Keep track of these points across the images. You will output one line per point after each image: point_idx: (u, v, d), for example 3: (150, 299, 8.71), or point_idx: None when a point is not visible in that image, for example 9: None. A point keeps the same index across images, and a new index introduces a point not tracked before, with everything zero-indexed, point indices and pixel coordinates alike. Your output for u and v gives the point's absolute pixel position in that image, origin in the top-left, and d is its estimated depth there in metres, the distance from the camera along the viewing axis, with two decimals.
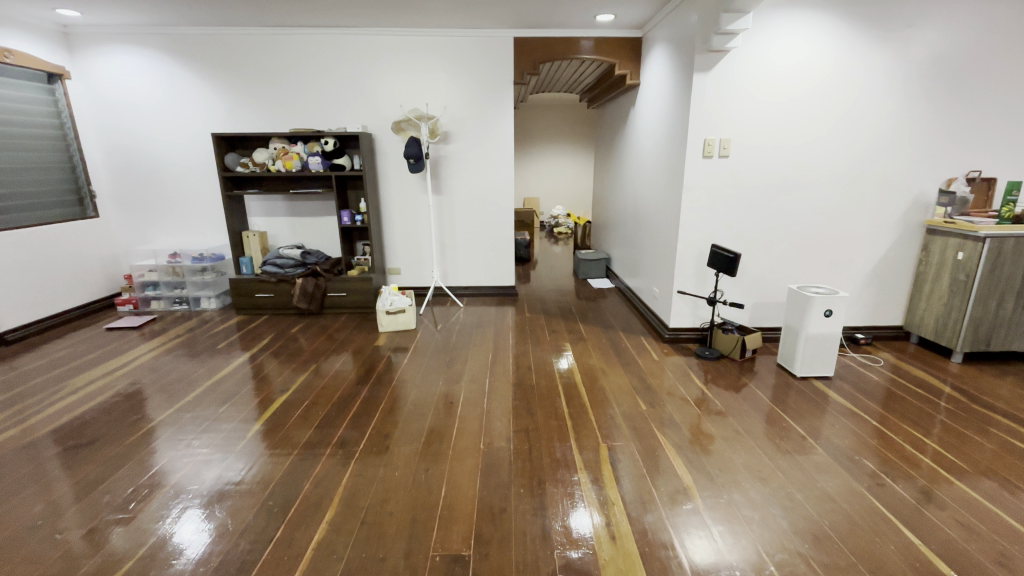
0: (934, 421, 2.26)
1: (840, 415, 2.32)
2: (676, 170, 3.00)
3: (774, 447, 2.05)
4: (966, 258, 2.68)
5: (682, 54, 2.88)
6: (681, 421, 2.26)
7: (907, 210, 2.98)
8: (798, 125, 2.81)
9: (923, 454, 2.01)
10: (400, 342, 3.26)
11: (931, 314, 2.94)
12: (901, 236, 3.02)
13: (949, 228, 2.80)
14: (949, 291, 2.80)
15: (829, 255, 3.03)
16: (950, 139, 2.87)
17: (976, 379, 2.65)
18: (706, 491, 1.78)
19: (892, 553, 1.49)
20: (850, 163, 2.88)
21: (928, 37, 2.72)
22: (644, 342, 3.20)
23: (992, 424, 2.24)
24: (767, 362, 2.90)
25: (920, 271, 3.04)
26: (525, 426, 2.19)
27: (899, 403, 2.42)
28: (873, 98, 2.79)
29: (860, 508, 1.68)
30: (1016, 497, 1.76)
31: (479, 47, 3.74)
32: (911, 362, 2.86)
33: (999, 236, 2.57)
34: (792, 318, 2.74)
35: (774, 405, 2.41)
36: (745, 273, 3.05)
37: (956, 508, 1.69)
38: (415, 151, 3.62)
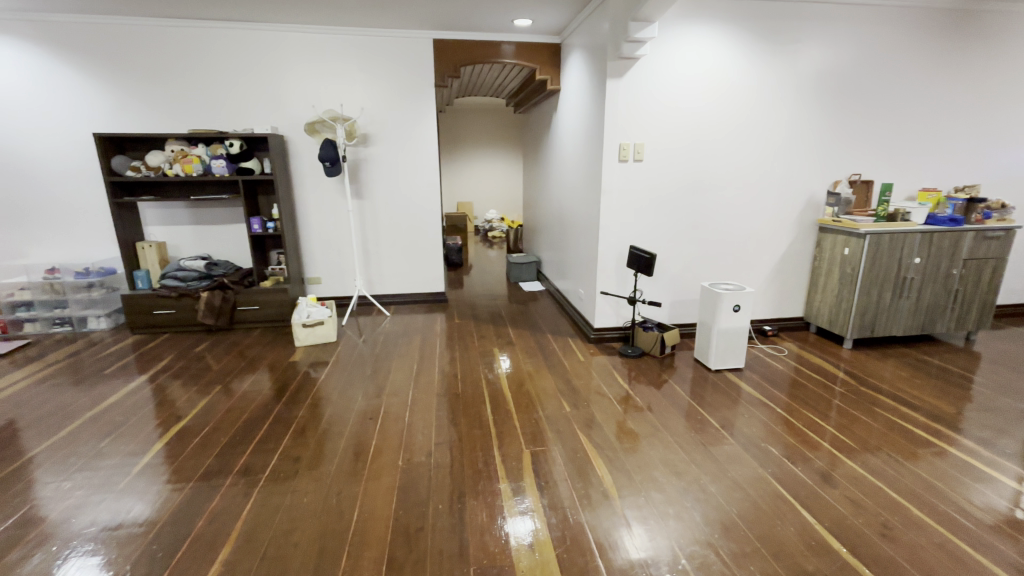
0: (830, 405, 2.45)
1: (750, 405, 2.46)
2: (595, 173, 3.06)
3: (689, 440, 2.13)
4: (851, 253, 2.96)
5: (596, 61, 2.96)
6: (604, 421, 2.29)
7: (802, 211, 3.24)
8: (703, 131, 2.97)
9: (821, 437, 2.16)
10: (319, 356, 3.08)
11: (825, 305, 3.21)
12: (799, 234, 3.28)
13: (836, 226, 3.07)
14: (839, 284, 3.07)
15: (738, 253, 3.22)
16: (836, 144, 3.15)
17: (864, 363, 2.92)
18: (625, 490, 1.80)
19: (791, 534, 1.57)
20: (753, 167, 3.09)
21: (813, 51, 2.96)
22: (571, 343, 3.24)
23: (877, 403, 2.47)
24: (685, 357, 3.02)
25: (815, 266, 3.31)
26: (449, 438, 2.12)
27: (800, 390, 2.61)
28: (770, 106, 3.01)
29: (765, 494, 1.77)
30: (896, 470, 1.93)
31: (397, 47, 3.63)
32: (810, 351, 3.10)
33: (877, 232, 2.86)
34: (705, 314, 2.88)
35: (692, 399, 2.51)
36: (662, 273, 3.17)
37: (847, 486, 1.82)
38: (331, 154, 3.44)
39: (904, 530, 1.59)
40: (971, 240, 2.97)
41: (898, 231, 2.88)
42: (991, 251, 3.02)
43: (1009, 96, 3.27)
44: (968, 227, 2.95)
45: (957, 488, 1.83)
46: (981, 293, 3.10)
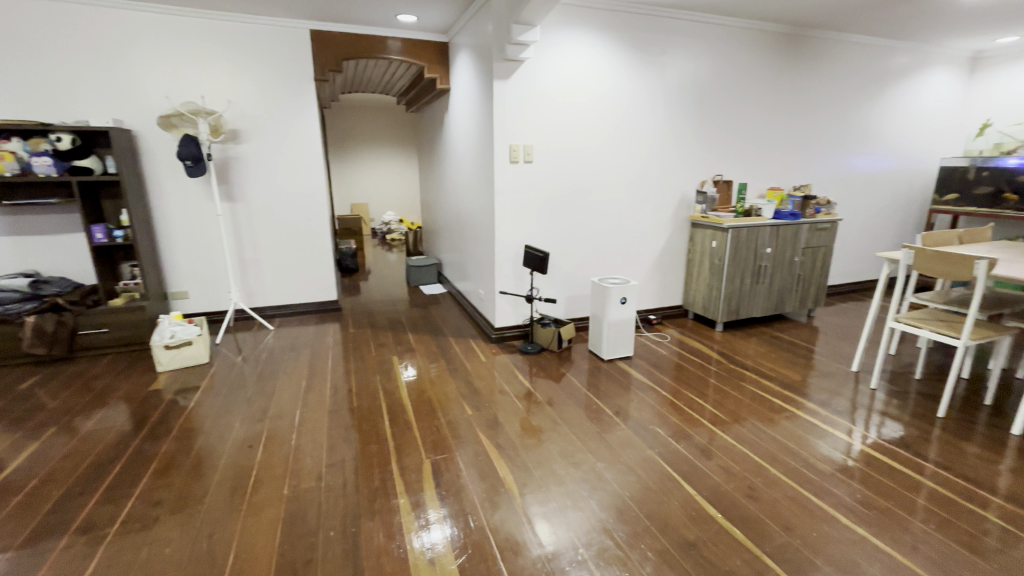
0: (706, 384, 2.71)
1: (639, 390, 2.63)
2: (487, 175, 3.07)
3: (586, 431, 2.22)
4: (718, 245, 3.30)
5: (482, 62, 2.96)
6: (505, 420, 2.30)
7: (677, 209, 3.55)
8: (587, 135, 3.12)
9: (699, 414, 2.38)
10: (189, 380, 2.71)
11: (699, 293, 3.56)
12: (674, 230, 3.59)
13: (705, 222, 3.41)
14: (710, 274, 3.42)
15: (623, 248, 3.45)
16: (701, 148, 3.50)
17: (733, 343, 3.28)
18: (525, 488, 1.82)
19: (676, 508, 1.70)
20: (632, 169, 3.32)
21: (678, 64, 3.25)
22: (472, 344, 3.22)
23: (744, 378, 2.78)
24: (582, 350, 3.16)
25: (689, 258, 3.65)
26: (342, 457, 1.98)
27: (682, 372, 2.85)
28: (644, 113, 3.25)
29: (653, 474, 1.90)
30: (759, 437, 2.19)
31: (268, 36, 3.32)
32: (689, 336, 3.41)
33: (737, 227, 3.23)
34: (597, 308, 3.02)
35: (588, 390, 2.63)
36: (557, 270, 3.28)
37: (721, 456, 2.02)
38: (193, 152, 3.05)
39: (765, 490, 1.80)
40: (808, 231, 3.48)
41: (753, 225, 3.28)
42: (823, 240, 3.57)
43: (829, 110, 3.88)
44: (805, 220, 3.46)
45: (805, 445, 2.12)
46: (817, 276, 3.65)
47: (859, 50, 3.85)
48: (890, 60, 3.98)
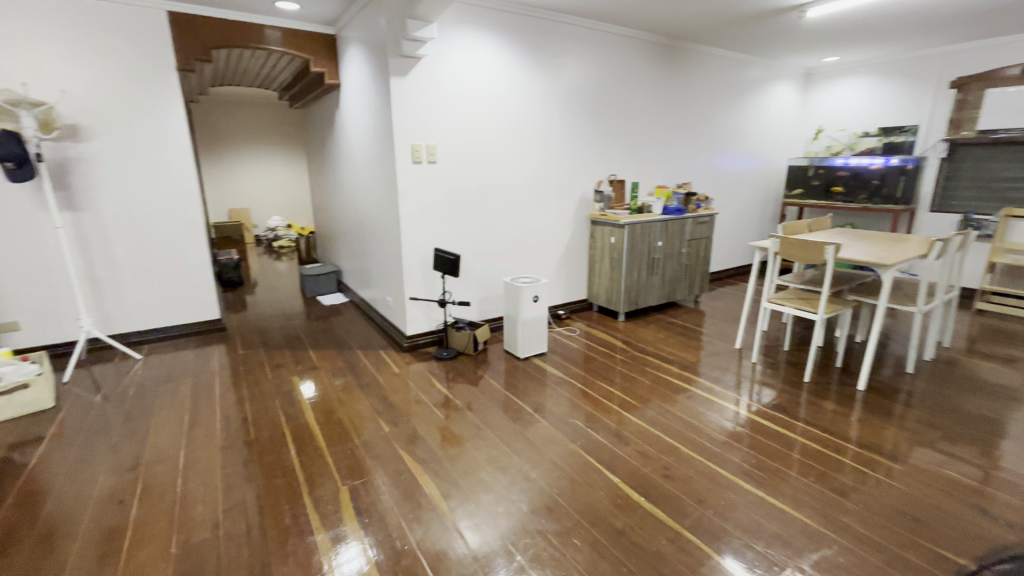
0: (616, 372, 2.86)
1: (555, 385, 2.69)
2: (388, 175, 2.93)
3: (510, 432, 2.21)
4: (617, 241, 3.51)
5: (376, 57, 2.81)
6: (426, 432, 2.21)
7: (577, 207, 3.70)
8: (489, 135, 3.12)
9: (612, 402, 2.50)
10: (29, 430, 2.21)
11: (602, 287, 3.75)
12: (576, 227, 3.74)
13: (604, 219, 3.61)
14: (611, 268, 3.62)
15: (530, 247, 3.51)
16: (596, 149, 3.68)
17: (635, 332, 3.51)
18: (454, 500, 1.76)
19: (602, 498, 1.76)
20: (534, 169, 3.39)
21: (571, 68, 3.39)
22: (383, 355, 3.06)
23: (648, 364, 2.98)
24: (497, 350, 3.16)
25: (591, 254, 3.83)
26: (243, 499, 1.75)
27: (593, 364, 2.98)
28: (543, 115, 3.33)
29: (577, 467, 1.95)
30: (667, 417, 2.36)
31: (112, 15, 2.82)
32: (596, 328, 3.58)
33: (632, 223, 3.45)
34: (510, 307, 3.04)
35: (507, 390, 2.62)
36: (467, 273, 3.24)
37: (636, 440, 2.14)
38: (15, 153, 2.49)
39: (678, 467, 1.94)
40: (691, 225, 3.84)
41: (646, 221, 3.54)
42: (703, 232, 3.96)
43: (701, 116, 4.32)
44: (688, 215, 3.81)
45: (705, 420, 2.33)
46: (700, 265, 4.05)
47: (722, 62, 4.33)
48: (746, 73, 4.54)
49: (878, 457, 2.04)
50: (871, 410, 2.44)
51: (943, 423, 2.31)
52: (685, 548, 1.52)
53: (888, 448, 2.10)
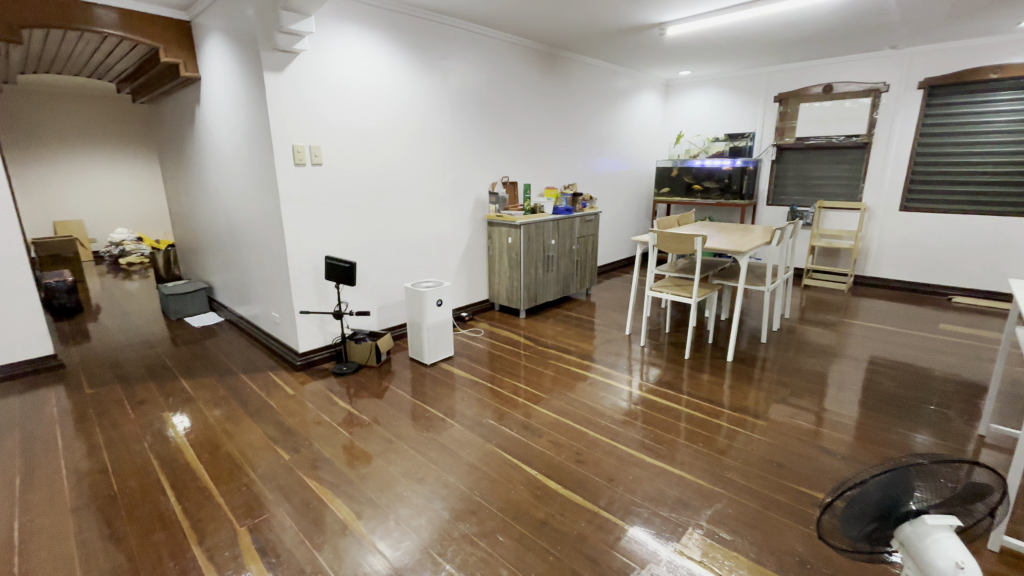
0: (522, 368, 2.94)
1: (464, 388, 2.69)
2: (267, 179, 2.67)
3: (424, 441, 2.16)
4: (514, 241, 3.61)
5: (245, 50, 2.55)
6: (333, 453, 2.06)
7: (473, 209, 3.74)
8: (378, 137, 3.01)
9: (522, 397, 2.57)
10: None
11: (503, 286, 3.83)
12: (473, 229, 3.77)
13: (500, 220, 3.68)
14: (510, 267, 3.71)
15: (428, 251, 3.46)
16: (487, 152, 3.75)
17: (536, 327, 3.64)
18: (372, 520, 1.67)
19: (522, 492, 1.80)
20: (428, 171, 3.34)
21: (458, 71, 3.40)
22: (273, 377, 2.79)
23: (551, 357, 3.12)
24: (401, 359, 3.06)
25: (490, 255, 3.89)
26: (111, 565, 1.47)
27: (500, 362, 3.03)
28: (433, 116, 3.30)
29: (495, 465, 1.97)
30: (573, 405, 2.48)
31: None
32: (499, 326, 3.64)
33: (527, 223, 3.58)
34: (413, 314, 2.97)
35: (415, 398, 2.55)
36: (363, 280, 3.08)
37: (548, 431, 2.23)
38: None
39: (588, 451, 2.06)
40: (580, 223, 4.09)
41: (539, 220, 3.69)
42: (590, 230, 4.24)
43: (581, 121, 4.63)
44: (577, 214, 4.05)
45: (606, 403, 2.50)
46: (590, 260, 4.33)
47: (596, 72, 4.68)
48: (616, 82, 4.96)
49: (747, 416, 2.38)
50: (738, 377, 2.83)
51: (790, 382, 2.76)
52: (602, 526, 1.62)
53: (754, 409, 2.46)
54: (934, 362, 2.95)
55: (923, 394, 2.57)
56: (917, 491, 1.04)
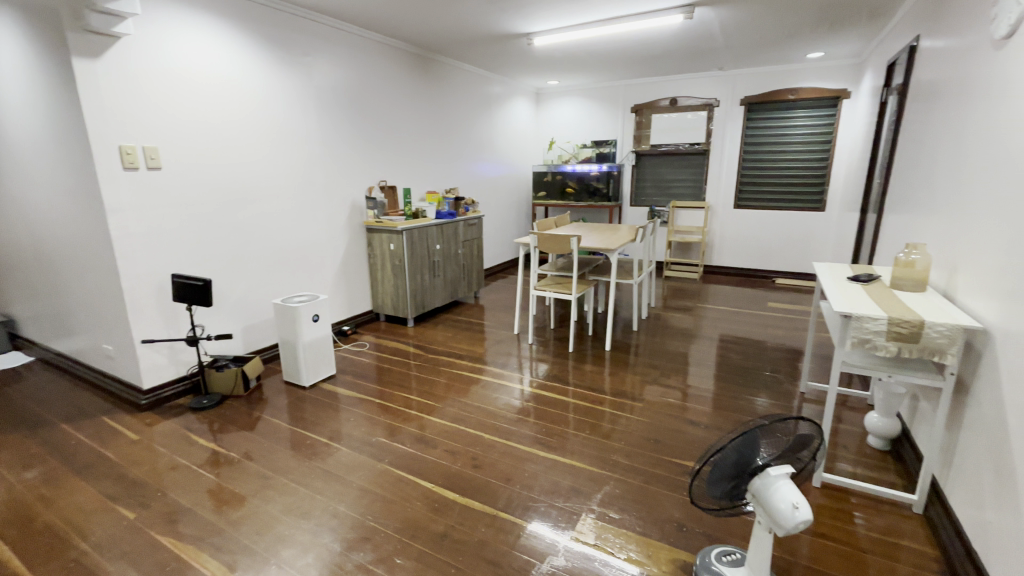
0: (412, 379, 2.84)
1: (350, 407, 2.51)
2: (86, 186, 2.22)
3: (307, 471, 1.97)
4: (396, 247, 3.49)
5: (43, 29, 2.09)
6: (195, 501, 1.78)
7: (349, 215, 3.53)
8: (231, 138, 2.68)
9: (414, 409, 2.48)
10: None
11: (387, 295, 3.67)
12: (350, 237, 3.56)
13: (380, 226, 3.53)
14: (393, 275, 3.58)
15: (299, 262, 3.18)
16: (361, 155, 3.56)
17: (425, 335, 3.56)
18: (249, 570, 1.47)
19: (419, 508, 1.74)
20: (294, 175, 3.08)
21: (323, 68, 3.18)
22: (109, 422, 2.32)
23: (442, 364, 3.07)
24: (275, 384, 2.76)
25: (371, 263, 3.70)
26: None
27: (388, 375, 2.89)
28: (296, 116, 3.04)
29: (389, 485, 1.87)
30: (467, 410, 2.47)
31: None
32: (385, 337, 3.49)
33: (410, 228, 3.48)
34: (286, 332, 2.70)
35: (295, 425, 2.32)
36: (222, 299, 2.72)
37: (443, 440, 2.18)
38: None
39: (484, 454, 2.06)
40: (463, 226, 4.09)
41: (422, 225, 3.61)
42: (474, 233, 4.27)
43: (458, 124, 4.64)
44: (459, 218, 4.04)
45: (498, 403, 2.54)
46: (475, 263, 4.35)
47: (469, 77, 4.73)
48: (490, 88, 5.07)
49: (627, 400, 2.58)
50: (617, 364, 3.07)
51: (659, 364, 3.07)
52: (501, 528, 1.63)
53: (631, 392, 2.68)
54: (766, 335, 3.51)
55: (760, 363, 3.03)
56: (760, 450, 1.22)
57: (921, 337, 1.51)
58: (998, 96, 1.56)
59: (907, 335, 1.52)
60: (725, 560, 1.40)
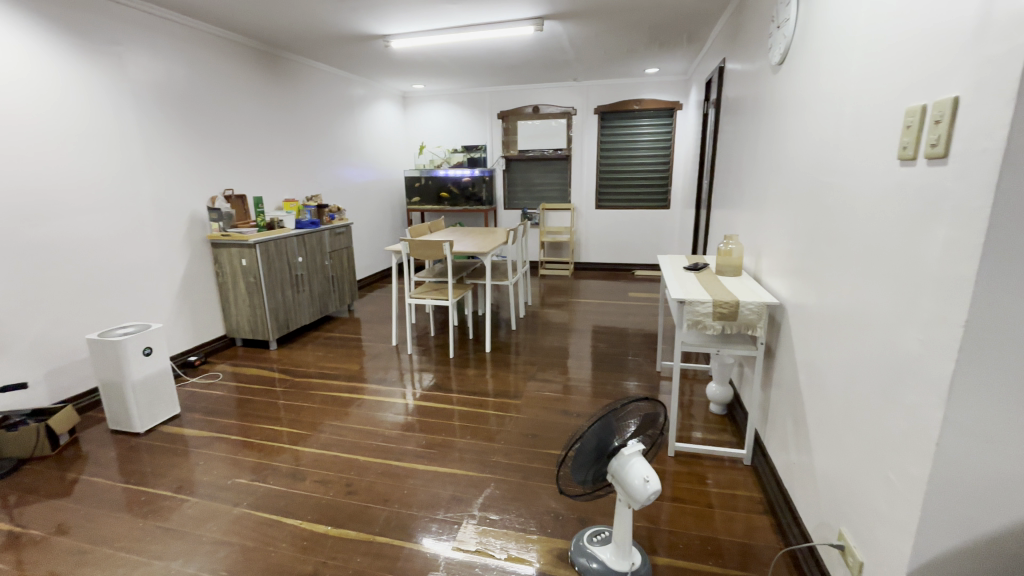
0: (277, 407, 2.57)
1: (200, 448, 2.19)
2: None
3: (141, 534, 1.66)
4: (249, 263, 3.14)
5: None
6: None
7: (187, 229, 3.08)
8: (11, 140, 2.17)
9: (280, 441, 2.25)
10: None
11: (242, 316, 3.29)
12: (190, 254, 3.11)
13: (226, 240, 3.14)
14: (248, 293, 3.22)
15: (122, 287, 2.70)
16: (199, 160, 3.14)
17: (292, 356, 3.26)
18: None
19: (286, 550, 1.57)
20: (108, 185, 2.60)
21: (141, 61, 2.74)
22: None
23: (312, 386, 2.83)
24: (98, 435, 2.30)
25: (220, 282, 3.28)
26: None
27: (248, 406, 2.58)
28: (107, 115, 2.57)
29: (249, 531, 1.67)
30: (341, 433, 2.30)
31: None
32: (244, 364, 3.12)
33: (264, 241, 3.16)
34: (107, 372, 2.26)
35: (125, 481, 1.96)
36: (10, 341, 2.19)
37: (313, 470, 2.01)
38: None
39: (360, 478, 1.94)
40: (329, 236, 3.83)
41: (280, 237, 3.30)
42: (343, 243, 4.02)
43: (317, 128, 4.34)
44: (324, 227, 3.78)
45: (377, 421, 2.41)
46: (346, 275, 4.10)
47: (327, 78, 4.45)
48: (351, 90, 4.83)
49: (507, 399, 2.64)
50: (497, 365, 3.12)
51: (537, 360, 3.19)
52: (380, 553, 1.55)
53: (511, 391, 2.74)
54: (629, 323, 3.85)
55: (624, 350, 3.32)
56: (628, 429, 1.33)
57: (738, 314, 1.77)
58: (777, 112, 1.89)
59: (728, 313, 1.77)
60: (596, 541, 1.49)
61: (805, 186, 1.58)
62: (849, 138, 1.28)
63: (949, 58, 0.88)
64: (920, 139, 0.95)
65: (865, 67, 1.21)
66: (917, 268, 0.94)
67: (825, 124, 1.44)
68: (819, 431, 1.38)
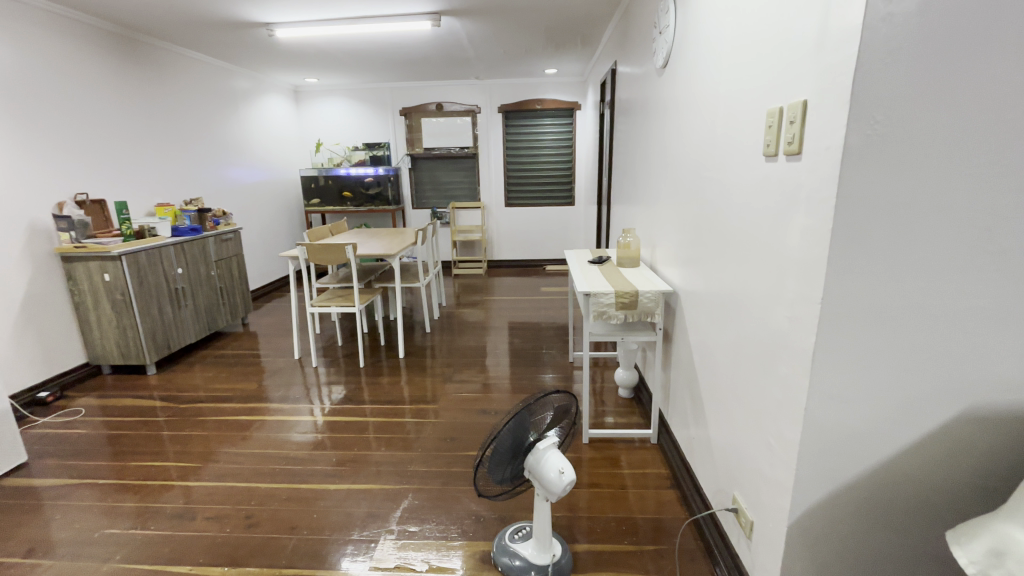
0: (159, 439, 2.27)
1: (57, 499, 1.86)
2: None
3: None
4: (113, 278, 2.72)
5: None
6: None
7: (26, 242, 2.59)
8: None
9: (162, 478, 1.98)
10: None
11: (108, 339, 2.85)
12: (33, 271, 2.62)
13: (81, 252, 2.70)
14: (115, 312, 2.79)
15: None
16: (40, 160, 2.65)
17: (175, 380, 2.89)
18: None
19: None
20: None
21: None
22: None
23: (201, 412, 2.53)
24: None
25: (76, 302, 2.81)
26: None
27: (120, 443, 2.24)
28: None
29: None
30: (238, 461, 2.08)
31: None
32: (114, 395, 2.70)
33: (131, 252, 2.75)
34: None
35: None
36: None
37: (205, 506, 1.79)
38: None
39: (263, 508, 1.77)
40: (214, 243, 3.45)
41: (151, 246, 2.90)
42: (231, 250, 3.64)
43: (192, 123, 3.88)
44: (208, 233, 3.39)
45: (281, 442, 2.22)
46: (238, 285, 3.72)
47: (202, 67, 3.99)
48: (234, 82, 4.40)
49: (424, 404, 2.56)
50: (412, 370, 3.03)
51: (454, 361, 3.15)
52: None
53: (428, 395, 2.67)
54: (542, 317, 3.94)
55: (539, 344, 3.38)
56: (544, 421, 1.34)
57: (638, 303, 1.88)
58: (664, 113, 2.03)
59: (629, 303, 1.87)
60: (518, 538, 1.50)
61: (689, 181, 1.71)
62: (722, 136, 1.40)
63: (798, 65, 0.98)
64: (780, 137, 1.05)
65: (732, 72, 1.33)
66: (782, 253, 1.06)
67: (703, 124, 1.57)
68: (713, 406, 1.50)
